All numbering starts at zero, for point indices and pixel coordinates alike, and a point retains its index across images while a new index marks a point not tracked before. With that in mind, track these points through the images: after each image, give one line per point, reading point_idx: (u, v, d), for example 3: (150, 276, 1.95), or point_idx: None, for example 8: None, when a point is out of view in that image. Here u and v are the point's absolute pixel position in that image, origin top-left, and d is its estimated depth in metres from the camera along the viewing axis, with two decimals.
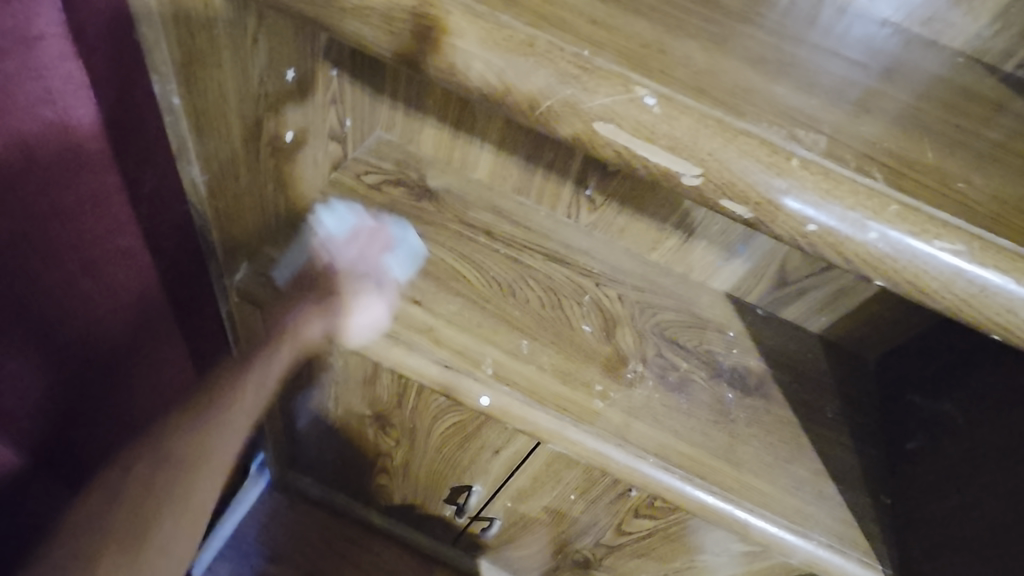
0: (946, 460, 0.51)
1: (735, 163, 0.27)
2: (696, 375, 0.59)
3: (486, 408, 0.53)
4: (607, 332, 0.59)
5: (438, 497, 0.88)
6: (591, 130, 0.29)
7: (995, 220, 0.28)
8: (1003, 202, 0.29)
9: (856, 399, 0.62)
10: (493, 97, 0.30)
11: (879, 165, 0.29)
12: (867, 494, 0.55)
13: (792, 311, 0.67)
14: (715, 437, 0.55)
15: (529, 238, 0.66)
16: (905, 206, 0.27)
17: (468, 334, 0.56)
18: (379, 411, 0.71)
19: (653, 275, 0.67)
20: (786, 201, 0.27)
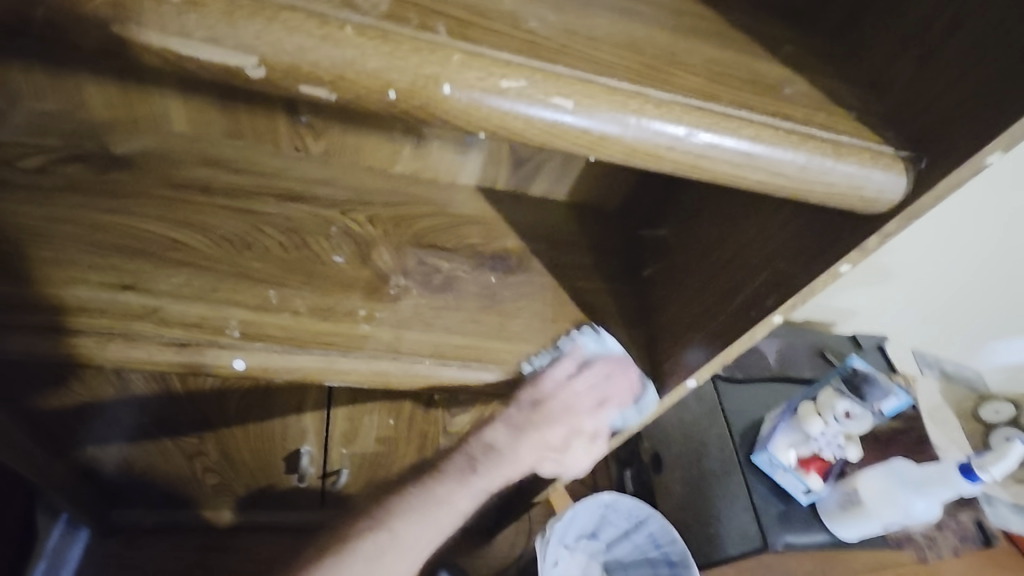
0: (670, 271, 0.62)
1: (289, 41, 0.26)
2: (460, 271, 0.62)
3: (244, 372, 0.50)
4: (362, 256, 0.59)
5: (279, 473, 0.84)
6: (119, 36, 0.25)
7: (563, 53, 0.30)
8: (573, 32, 0.31)
9: (606, 247, 0.70)
10: None
11: (444, 19, 0.29)
12: (622, 324, 0.63)
13: (539, 187, 0.71)
14: (486, 321, 0.59)
15: (256, 183, 0.61)
16: (467, 54, 0.28)
17: (203, 299, 0.51)
18: (160, 415, 0.64)
19: (404, 187, 0.67)
20: (356, 70, 0.26)
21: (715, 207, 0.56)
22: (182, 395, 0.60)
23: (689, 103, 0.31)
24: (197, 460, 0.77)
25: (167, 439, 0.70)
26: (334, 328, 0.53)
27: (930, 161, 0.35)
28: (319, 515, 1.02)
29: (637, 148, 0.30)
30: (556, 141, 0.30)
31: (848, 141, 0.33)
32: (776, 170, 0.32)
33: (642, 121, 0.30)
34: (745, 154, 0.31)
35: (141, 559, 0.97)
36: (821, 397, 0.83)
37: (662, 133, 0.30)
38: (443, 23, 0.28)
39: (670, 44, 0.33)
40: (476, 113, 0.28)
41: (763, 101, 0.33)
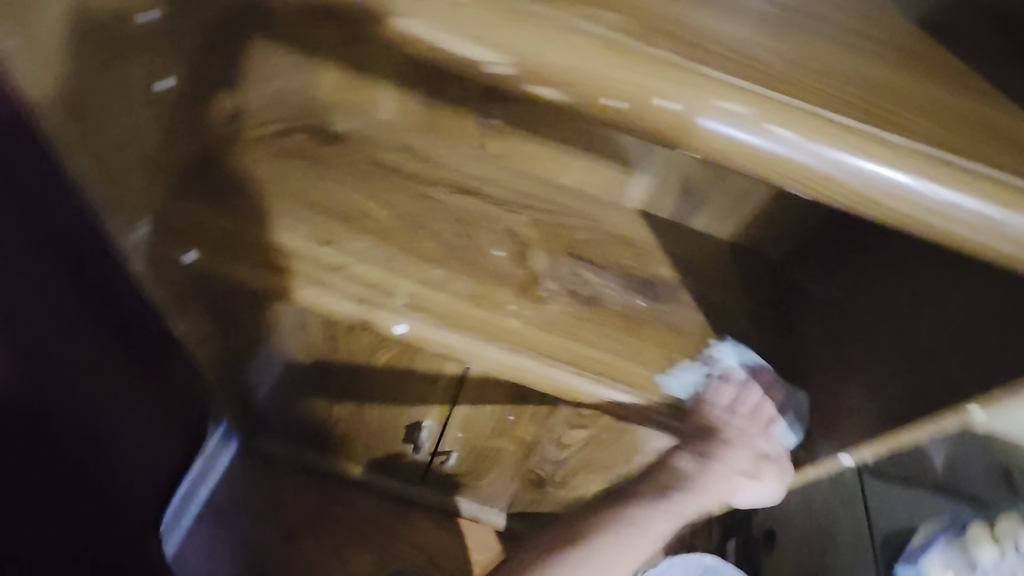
0: (833, 330, 0.57)
1: (534, 46, 0.28)
2: (609, 288, 0.62)
3: (403, 336, 0.55)
4: (519, 255, 0.62)
5: (396, 440, 0.91)
6: (395, 30, 0.28)
7: (779, 80, 0.30)
8: (790, 62, 0.31)
9: (757, 287, 0.66)
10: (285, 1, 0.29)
11: (669, 38, 0.30)
12: (766, 376, 0.59)
13: (701, 221, 0.69)
14: (626, 342, 0.58)
15: (439, 172, 0.67)
16: (688, 73, 0.29)
17: (381, 266, 0.57)
18: (319, 359, 0.72)
19: (569, 199, 0.69)
20: (585, 80, 0.28)
21: (897, 266, 0.51)
22: (343, 346, 0.67)
23: (905, 145, 0.30)
24: (335, 408, 0.86)
25: (318, 382, 0.79)
26: (483, 316, 0.56)
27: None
28: (419, 487, 1.10)
29: (841, 183, 0.30)
30: (756, 164, 0.30)
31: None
32: (993, 226, 0.30)
33: (852, 159, 0.30)
34: (956, 203, 0.30)
35: (268, 486, 1.10)
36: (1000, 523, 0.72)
37: (867, 172, 0.30)
38: (669, 42, 0.30)
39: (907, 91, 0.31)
40: (681, 127, 0.30)
41: (991, 154, 0.31)
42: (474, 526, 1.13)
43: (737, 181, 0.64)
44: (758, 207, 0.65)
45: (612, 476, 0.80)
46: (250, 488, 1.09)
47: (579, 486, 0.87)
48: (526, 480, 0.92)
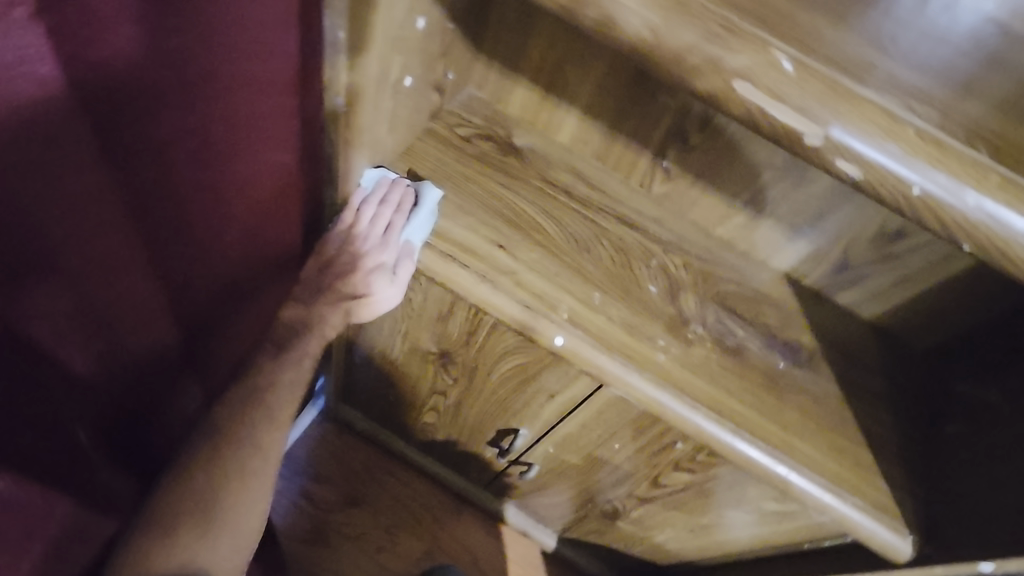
0: (985, 438, 0.56)
1: (858, 127, 0.30)
2: (752, 343, 0.63)
3: (558, 348, 0.58)
4: (671, 294, 0.64)
5: (482, 439, 0.94)
6: (728, 89, 0.30)
7: None
8: None
9: (900, 379, 0.66)
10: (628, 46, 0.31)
11: (983, 144, 0.31)
12: (900, 470, 0.59)
13: (847, 296, 0.69)
14: (765, 400, 0.59)
15: (602, 200, 0.70)
16: (1005, 179, 0.30)
17: (548, 278, 0.60)
18: (445, 349, 0.76)
19: (718, 249, 0.71)
20: (902, 169, 0.30)
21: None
22: (479, 343, 0.71)
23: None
24: (436, 397, 0.89)
25: (434, 369, 0.83)
26: (634, 345, 0.59)
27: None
28: (479, 490, 1.11)
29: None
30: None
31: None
32: None
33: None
34: None
35: (339, 453, 1.15)
36: None
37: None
38: (983, 148, 0.31)
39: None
40: (980, 230, 0.30)
41: None
42: (523, 541, 1.14)
43: (901, 266, 0.64)
44: (919, 298, 0.65)
45: (694, 527, 0.80)
46: (324, 451, 1.15)
47: (651, 529, 0.87)
48: (597, 510, 0.92)
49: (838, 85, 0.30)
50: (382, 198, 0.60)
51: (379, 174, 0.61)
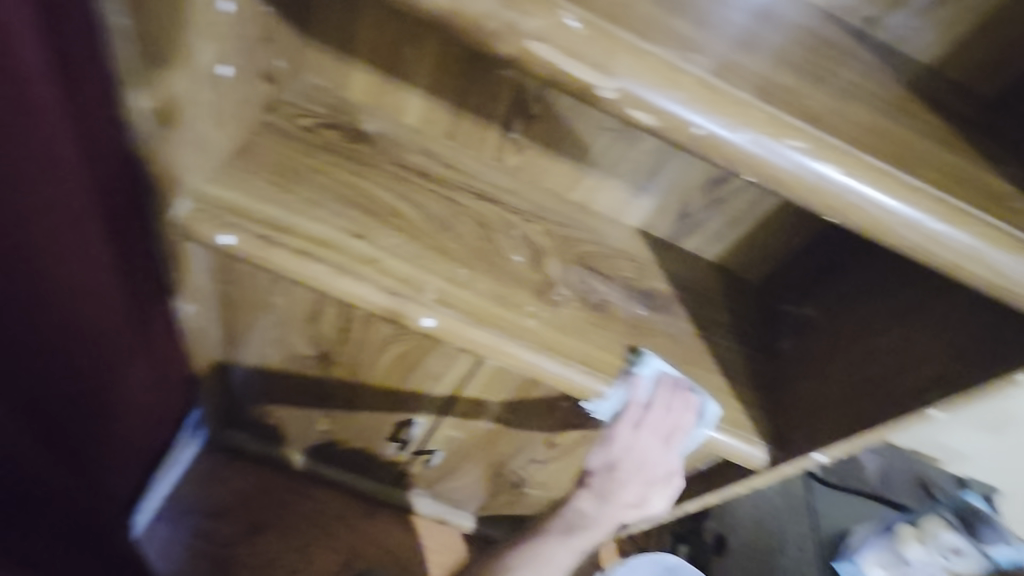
0: (812, 348, 0.64)
1: (644, 79, 0.32)
2: (614, 297, 0.68)
3: (430, 329, 0.58)
4: (534, 261, 0.67)
5: (381, 437, 0.92)
6: (525, 51, 0.32)
7: (832, 127, 0.36)
8: (835, 114, 0.37)
9: (743, 310, 0.74)
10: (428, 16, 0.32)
11: (752, 85, 0.35)
12: (752, 387, 0.66)
13: (692, 242, 0.77)
14: (629, 346, 0.64)
15: (459, 179, 0.71)
16: (770, 115, 0.34)
17: (412, 262, 0.60)
18: (324, 351, 0.73)
19: (574, 213, 0.76)
20: (684, 113, 0.33)
21: (881, 300, 0.58)
22: (354, 338, 0.69)
23: (927, 191, 0.36)
24: (325, 403, 0.86)
25: (315, 374, 0.79)
26: (505, 314, 0.60)
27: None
28: (390, 488, 1.09)
29: (875, 218, 0.36)
30: (805, 190, 0.35)
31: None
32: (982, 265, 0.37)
33: (883, 193, 0.35)
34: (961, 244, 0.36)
35: (233, 481, 1.07)
36: (925, 523, 0.80)
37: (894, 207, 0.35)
38: (751, 87, 0.35)
39: (911, 146, 0.39)
40: (756, 162, 0.34)
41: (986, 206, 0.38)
42: (441, 529, 1.15)
43: (728, 209, 0.71)
44: (746, 236, 0.73)
45: (592, 478, 0.84)
46: (215, 482, 1.07)
47: (556, 488, 0.91)
48: (503, 482, 0.95)
49: (624, 39, 0.32)
50: (664, 403, 0.61)
51: (654, 361, 0.63)
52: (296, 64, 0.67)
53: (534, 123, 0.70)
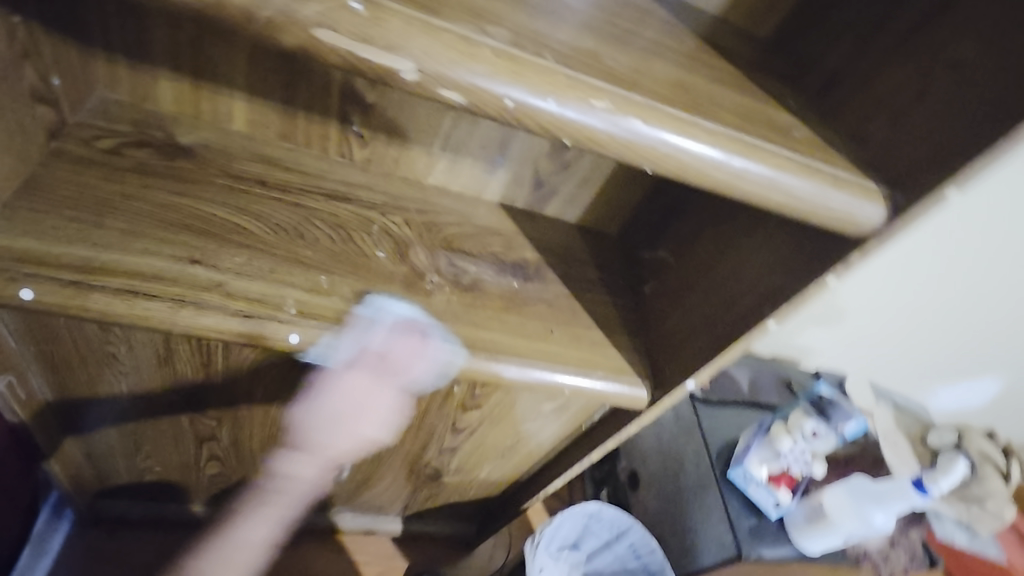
0: (669, 287, 0.70)
1: (444, 55, 0.32)
2: (486, 274, 0.69)
3: (298, 346, 0.54)
4: (399, 253, 0.65)
5: (280, 465, 0.86)
6: (313, 39, 0.30)
7: (633, 84, 0.38)
8: (637, 71, 0.39)
9: (608, 265, 0.78)
10: (193, 10, 0.29)
11: (552, 52, 0.36)
12: (627, 333, 0.71)
13: (552, 208, 0.80)
14: (508, 319, 0.65)
15: (304, 181, 0.67)
16: (572, 79, 0.35)
17: (263, 278, 0.56)
18: (188, 391, 0.66)
19: (435, 198, 0.74)
20: (492, 85, 0.33)
21: (713, 234, 0.65)
22: (220, 371, 0.63)
23: (724, 132, 0.39)
24: (207, 445, 0.78)
25: (186, 419, 0.72)
26: (377, 314, 0.58)
27: (903, 194, 0.43)
28: (307, 513, 1.03)
29: (687, 164, 0.38)
30: (621, 146, 0.37)
31: (842, 175, 0.42)
32: (791, 194, 0.41)
33: (688, 140, 0.38)
34: (769, 178, 0.40)
35: (119, 554, 0.95)
36: (791, 418, 0.92)
37: (699, 151, 0.38)
38: (552, 54, 0.36)
39: (708, 92, 0.42)
40: (572, 125, 0.35)
41: (780, 139, 0.42)
42: (369, 542, 1.11)
43: (577, 171, 0.75)
44: (599, 194, 0.78)
45: (506, 451, 0.86)
46: (96, 563, 0.94)
47: (473, 471, 0.91)
48: (420, 479, 0.93)
49: (416, 17, 0.32)
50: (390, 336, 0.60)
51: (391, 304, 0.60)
52: (82, 79, 0.59)
53: (373, 113, 0.67)
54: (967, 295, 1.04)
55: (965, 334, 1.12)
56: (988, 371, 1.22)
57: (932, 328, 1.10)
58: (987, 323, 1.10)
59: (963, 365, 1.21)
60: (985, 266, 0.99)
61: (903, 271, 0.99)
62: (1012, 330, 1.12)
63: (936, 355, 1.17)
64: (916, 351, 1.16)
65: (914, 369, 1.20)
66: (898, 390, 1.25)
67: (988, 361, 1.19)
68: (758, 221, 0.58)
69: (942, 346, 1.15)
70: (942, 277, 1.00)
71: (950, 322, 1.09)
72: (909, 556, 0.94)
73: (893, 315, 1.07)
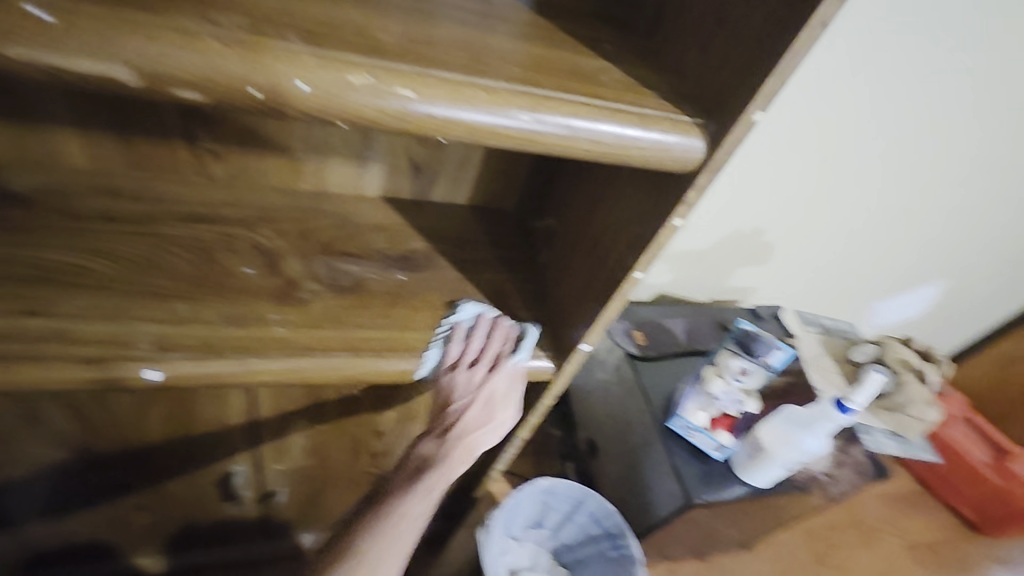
0: (559, 252, 0.69)
1: (162, 53, 0.31)
2: (369, 273, 0.67)
3: (159, 381, 0.52)
4: (270, 267, 0.63)
5: (213, 502, 0.83)
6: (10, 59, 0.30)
7: (400, 54, 0.37)
8: (409, 41, 0.39)
9: (504, 240, 0.77)
10: None
11: (296, 34, 0.35)
12: (526, 306, 0.69)
13: (439, 193, 0.77)
14: (395, 315, 0.64)
15: (159, 209, 0.64)
16: (320, 58, 0.34)
17: (114, 316, 0.54)
18: (79, 446, 0.64)
19: (310, 203, 0.71)
20: (225, 72, 0.33)
21: (585, 191, 0.63)
22: (101, 420, 0.61)
23: (515, 88, 0.39)
24: (126, 495, 0.75)
25: (88, 473, 0.69)
26: (245, 333, 0.56)
27: (717, 122, 0.43)
28: (264, 543, 1.01)
29: (471, 126, 0.38)
30: (394, 119, 0.36)
31: (652, 113, 0.42)
32: (598, 139, 0.41)
33: (473, 102, 0.37)
34: (568, 128, 0.40)
35: None
36: (718, 360, 0.93)
37: (488, 112, 0.38)
38: (297, 37, 0.35)
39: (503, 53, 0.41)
40: (331, 105, 0.35)
41: (581, 85, 0.42)
42: None
43: (452, 150, 0.73)
44: (482, 170, 0.76)
45: None
46: None
47: (416, 469, 0.90)
48: (366, 488, 0.92)
49: (125, 21, 0.31)
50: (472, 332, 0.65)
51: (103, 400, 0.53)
52: None
53: (217, 126, 0.64)
54: (865, 157, 1.05)
55: (888, 189, 1.13)
56: (935, 214, 1.21)
57: (850, 198, 1.12)
58: (870, 212, 1.17)
59: (909, 219, 1.21)
60: (856, 158, 1.05)
61: (781, 174, 1.05)
62: (896, 216, 1.20)
63: (833, 250, 1.24)
64: (823, 243, 1.21)
65: (830, 259, 1.26)
66: (830, 273, 1.30)
67: (908, 216, 1.21)
68: (614, 170, 0.56)
69: (834, 240, 1.22)
70: (817, 174, 1.06)
71: (866, 184, 1.11)
72: (856, 471, 0.95)
73: (783, 218, 1.13)
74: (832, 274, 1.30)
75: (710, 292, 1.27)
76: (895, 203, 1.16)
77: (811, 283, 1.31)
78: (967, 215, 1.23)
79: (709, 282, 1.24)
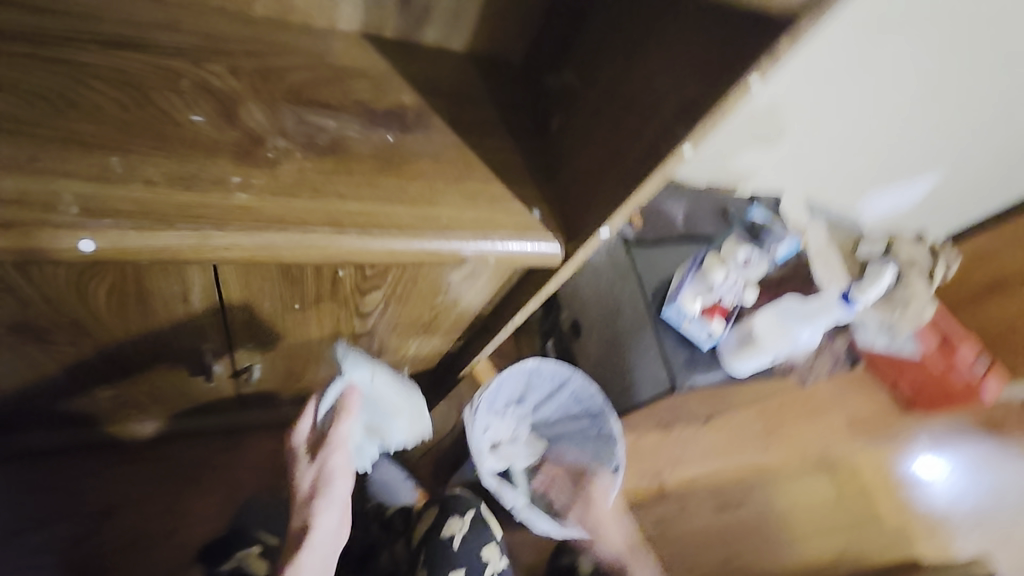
0: (577, 119, 0.59)
1: None
2: (350, 130, 0.55)
3: (95, 254, 0.42)
4: (226, 115, 0.50)
5: (179, 378, 0.76)
6: None
7: None
8: None
9: (507, 101, 0.65)
10: None
11: None
12: (534, 183, 0.60)
13: (432, 34, 0.64)
14: (385, 185, 0.54)
15: (67, 26, 0.48)
16: None
17: (23, 168, 0.42)
18: (9, 320, 0.54)
19: (269, 34, 0.56)
20: None
21: (621, 41, 0.52)
22: (32, 294, 0.51)
23: None
24: (80, 369, 0.67)
25: (29, 348, 0.60)
26: (202, 199, 0.46)
27: None
28: (240, 414, 0.96)
29: None
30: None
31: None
32: None
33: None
34: None
35: (40, 484, 0.90)
36: (724, 247, 0.88)
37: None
38: None
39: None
40: None
41: None
42: None
43: None
44: (485, 7, 0.62)
45: (428, 323, 0.78)
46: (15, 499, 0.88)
47: (401, 347, 0.85)
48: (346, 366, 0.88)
49: None
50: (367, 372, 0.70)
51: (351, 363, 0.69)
52: None
53: None
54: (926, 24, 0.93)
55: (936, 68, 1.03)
56: (971, 100, 1.12)
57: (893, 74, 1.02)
58: (899, 95, 1.08)
59: (943, 107, 1.13)
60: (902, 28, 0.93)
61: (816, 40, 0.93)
62: (925, 102, 1.11)
63: (855, 135, 1.16)
64: (850, 125, 1.13)
65: (850, 144, 1.18)
66: (842, 161, 1.23)
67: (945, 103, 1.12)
68: (669, 15, 0.46)
69: (853, 124, 1.13)
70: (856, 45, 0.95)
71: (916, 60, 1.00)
72: (834, 360, 0.96)
73: (805, 95, 1.03)
74: (844, 162, 1.24)
75: (705, 175, 1.20)
76: (929, 86, 1.07)
77: (820, 170, 1.24)
78: (996, 106, 1.15)
79: (710, 163, 1.16)
